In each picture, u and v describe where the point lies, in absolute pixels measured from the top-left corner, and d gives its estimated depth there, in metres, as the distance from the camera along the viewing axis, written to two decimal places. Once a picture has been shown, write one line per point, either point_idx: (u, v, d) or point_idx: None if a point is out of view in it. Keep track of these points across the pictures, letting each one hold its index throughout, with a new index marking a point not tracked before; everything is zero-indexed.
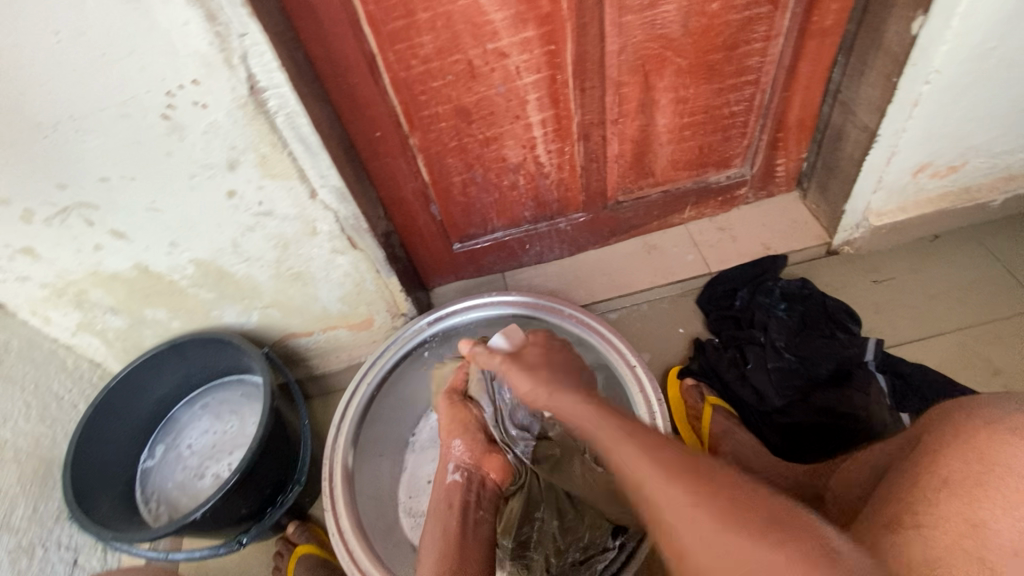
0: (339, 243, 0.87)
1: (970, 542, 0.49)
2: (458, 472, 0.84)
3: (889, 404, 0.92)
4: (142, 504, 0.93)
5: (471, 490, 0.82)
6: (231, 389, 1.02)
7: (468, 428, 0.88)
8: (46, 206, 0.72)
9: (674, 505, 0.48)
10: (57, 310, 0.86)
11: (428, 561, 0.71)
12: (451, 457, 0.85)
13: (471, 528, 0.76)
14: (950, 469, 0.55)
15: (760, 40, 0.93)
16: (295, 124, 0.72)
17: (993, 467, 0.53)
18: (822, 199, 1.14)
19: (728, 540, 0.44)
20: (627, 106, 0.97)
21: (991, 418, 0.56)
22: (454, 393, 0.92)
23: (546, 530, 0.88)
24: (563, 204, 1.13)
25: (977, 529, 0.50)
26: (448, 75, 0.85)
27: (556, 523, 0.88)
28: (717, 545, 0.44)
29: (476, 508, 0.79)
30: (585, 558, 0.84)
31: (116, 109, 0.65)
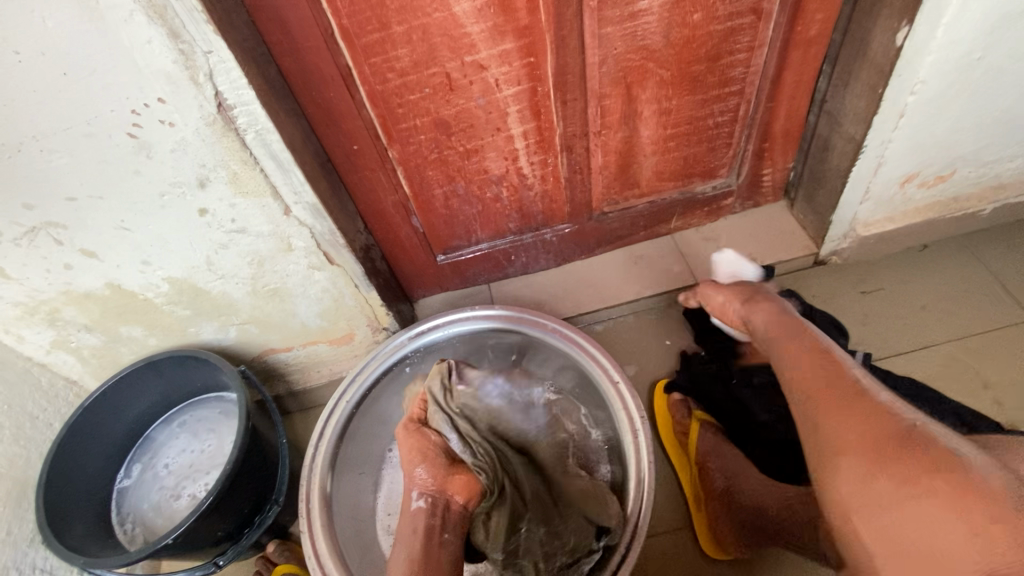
0: (316, 259, 0.86)
1: None
2: (422, 498, 0.80)
3: None
4: (117, 525, 0.91)
5: (436, 515, 0.78)
6: (209, 406, 1.00)
7: (428, 453, 0.85)
8: (13, 225, 0.70)
9: (845, 449, 0.56)
10: (29, 328, 0.84)
11: None
12: (413, 485, 0.81)
13: (435, 550, 0.74)
14: None
15: (744, 51, 0.91)
16: (267, 141, 0.70)
17: None
18: (808, 208, 1.13)
19: (889, 493, 0.52)
20: (610, 118, 0.96)
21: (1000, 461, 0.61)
22: (409, 420, 0.91)
23: (533, 536, 0.87)
24: (548, 216, 1.11)
25: None
26: (426, 88, 0.84)
27: (543, 529, 0.88)
28: (878, 494, 0.53)
29: (441, 532, 0.77)
30: (572, 561, 0.85)
31: (81, 129, 0.63)
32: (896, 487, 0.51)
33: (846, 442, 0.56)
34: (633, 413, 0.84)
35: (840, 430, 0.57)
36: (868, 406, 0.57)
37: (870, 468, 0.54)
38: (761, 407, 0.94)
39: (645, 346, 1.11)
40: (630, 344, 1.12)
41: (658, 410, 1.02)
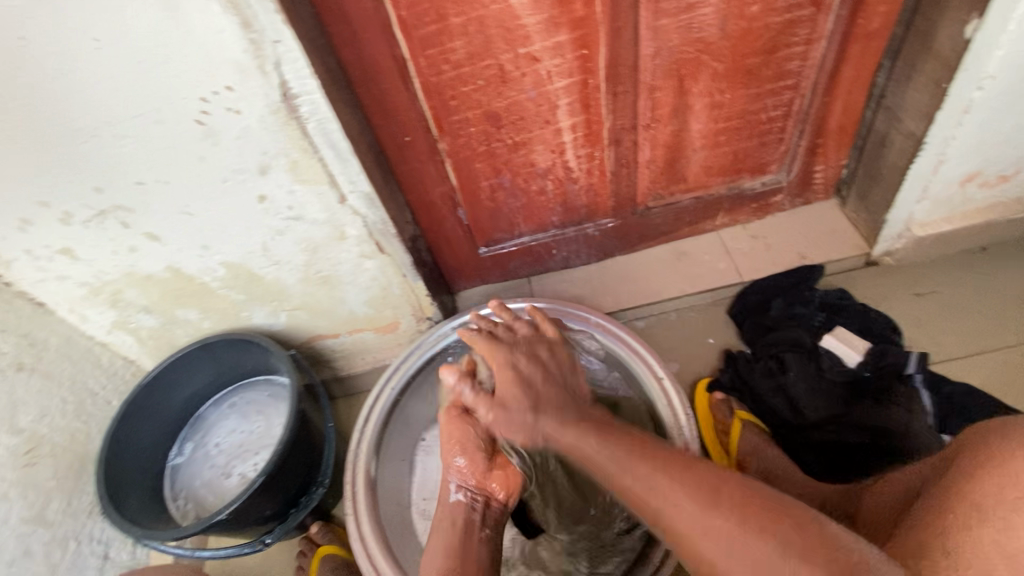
0: (367, 247, 0.87)
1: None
2: (461, 492, 0.72)
3: (932, 424, 0.89)
4: (170, 501, 0.94)
5: (476, 509, 0.70)
6: (259, 388, 1.03)
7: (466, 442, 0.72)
8: (85, 208, 0.74)
9: (650, 498, 0.52)
10: (93, 308, 0.88)
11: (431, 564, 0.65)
12: (450, 477, 0.72)
13: None
14: (982, 494, 0.47)
15: (801, 44, 0.89)
16: (326, 130, 0.71)
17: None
18: (862, 207, 1.10)
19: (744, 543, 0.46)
20: (660, 112, 0.95)
21: None
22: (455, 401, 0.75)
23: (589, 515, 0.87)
24: (592, 210, 1.11)
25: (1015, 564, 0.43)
26: (479, 80, 0.84)
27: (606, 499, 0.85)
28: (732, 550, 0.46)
29: (481, 527, 0.69)
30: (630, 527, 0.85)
31: (153, 115, 0.65)
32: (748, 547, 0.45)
33: (649, 491, 0.52)
34: (677, 411, 0.83)
35: (636, 482, 0.54)
36: (682, 461, 0.54)
37: (689, 511, 0.49)
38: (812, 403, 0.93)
39: (688, 343, 1.10)
40: (673, 341, 1.11)
41: (699, 409, 1.01)
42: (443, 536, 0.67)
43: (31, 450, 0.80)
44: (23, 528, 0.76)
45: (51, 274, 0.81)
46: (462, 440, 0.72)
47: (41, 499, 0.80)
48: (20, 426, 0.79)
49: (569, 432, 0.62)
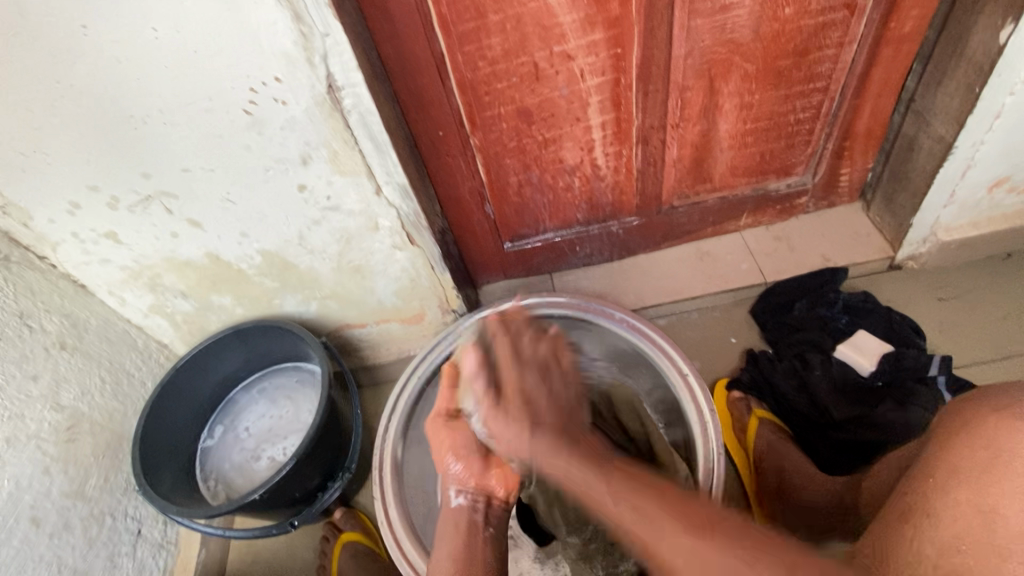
0: (399, 239, 0.89)
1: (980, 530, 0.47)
2: (461, 496, 0.72)
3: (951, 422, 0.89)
4: (201, 481, 0.97)
5: (478, 511, 0.71)
6: (287, 374, 1.05)
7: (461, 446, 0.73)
8: (131, 193, 0.76)
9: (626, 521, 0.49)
10: (132, 292, 0.91)
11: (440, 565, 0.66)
12: (449, 481, 0.73)
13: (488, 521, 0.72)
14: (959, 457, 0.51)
15: (833, 47, 0.90)
16: (367, 123, 0.73)
17: (998, 452, 0.49)
18: (887, 211, 1.10)
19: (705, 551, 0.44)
20: (689, 111, 0.96)
21: (1002, 404, 0.52)
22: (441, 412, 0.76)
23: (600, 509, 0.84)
24: (617, 208, 1.12)
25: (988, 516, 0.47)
26: (513, 77, 0.86)
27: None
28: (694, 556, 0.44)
29: (484, 528, 0.69)
30: None
31: (203, 104, 0.68)
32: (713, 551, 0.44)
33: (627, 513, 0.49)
34: (703, 409, 0.82)
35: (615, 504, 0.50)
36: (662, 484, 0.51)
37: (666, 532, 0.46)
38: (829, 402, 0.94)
39: (709, 342, 1.11)
40: (694, 339, 1.12)
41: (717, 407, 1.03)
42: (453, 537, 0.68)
43: (72, 427, 0.82)
44: (64, 502, 0.78)
45: (95, 257, 0.83)
46: (459, 445, 0.73)
47: (80, 474, 0.82)
48: (63, 403, 0.81)
49: (555, 448, 0.57)
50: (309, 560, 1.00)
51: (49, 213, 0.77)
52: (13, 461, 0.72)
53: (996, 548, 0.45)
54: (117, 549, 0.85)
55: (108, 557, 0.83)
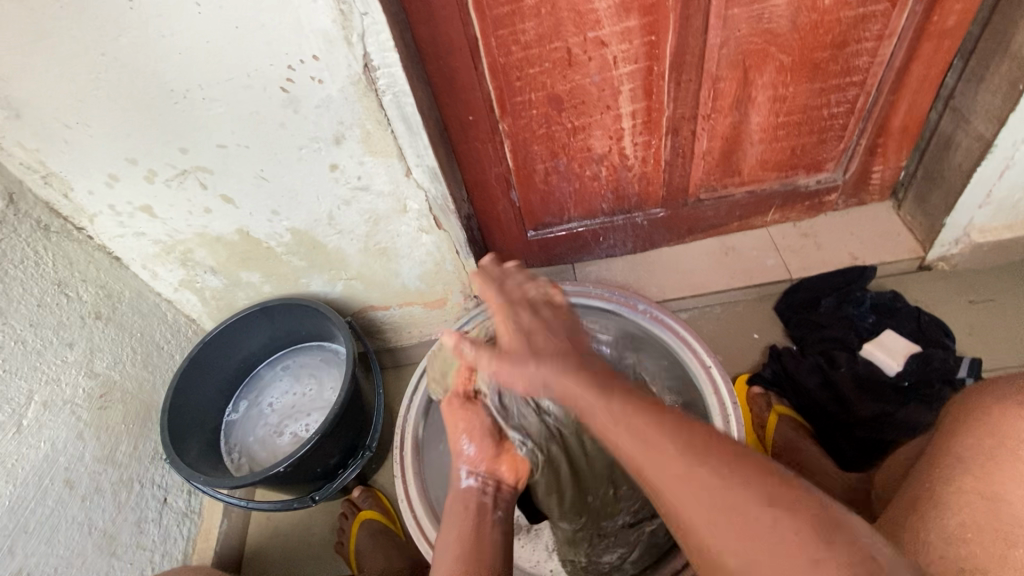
0: (426, 222, 0.90)
1: (986, 516, 0.49)
2: (473, 477, 0.66)
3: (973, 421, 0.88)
4: (225, 454, 0.99)
5: (488, 492, 0.65)
6: (311, 353, 1.07)
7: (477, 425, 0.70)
8: (168, 167, 0.78)
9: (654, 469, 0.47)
10: (164, 266, 0.92)
11: (446, 539, 0.60)
12: (460, 460, 0.68)
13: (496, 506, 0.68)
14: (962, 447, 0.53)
15: (872, 40, 0.88)
16: (401, 104, 0.74)
17: (1007, 442, 0.51)
18: (918, 210, 1.09)
19: (727, 517, 0.42)
20: (721, 102, 0.95)
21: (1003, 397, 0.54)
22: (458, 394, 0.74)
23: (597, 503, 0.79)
24: (643, 199, 1.11)
25: (991, 503, 0.49)
26: (545, 63, 0.86)
27: (609, 492, 0.80)
28: (712, 518, 0.43)
29: (493, 508, 0.63)
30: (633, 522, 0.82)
31: (241, 80, 0.69)
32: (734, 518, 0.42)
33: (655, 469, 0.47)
34: (725, 400, 0.82)
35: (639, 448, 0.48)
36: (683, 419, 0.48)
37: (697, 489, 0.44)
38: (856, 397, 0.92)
39: (732, 337, 1.10)
40: (716, 333, 1.11)
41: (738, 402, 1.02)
42: (459, 520, 0.61)
43: (104, 394, 0.85)
44: (96, 466, 0.81)
45: (130, 230, 0.86)
46: (473, 427, 0.70)
47: (111, 441, 0.84)
48: (96, 370, 0.84)
49: (569, 376, 0.55)
50: (327, 536, 1.02)
51: (88, 185, 0.79)
52: (49, 424, 0.75)
53: (999, 532, 0.47)
54: (144, 515, 0.88)
55: (135, 522, 0.85)
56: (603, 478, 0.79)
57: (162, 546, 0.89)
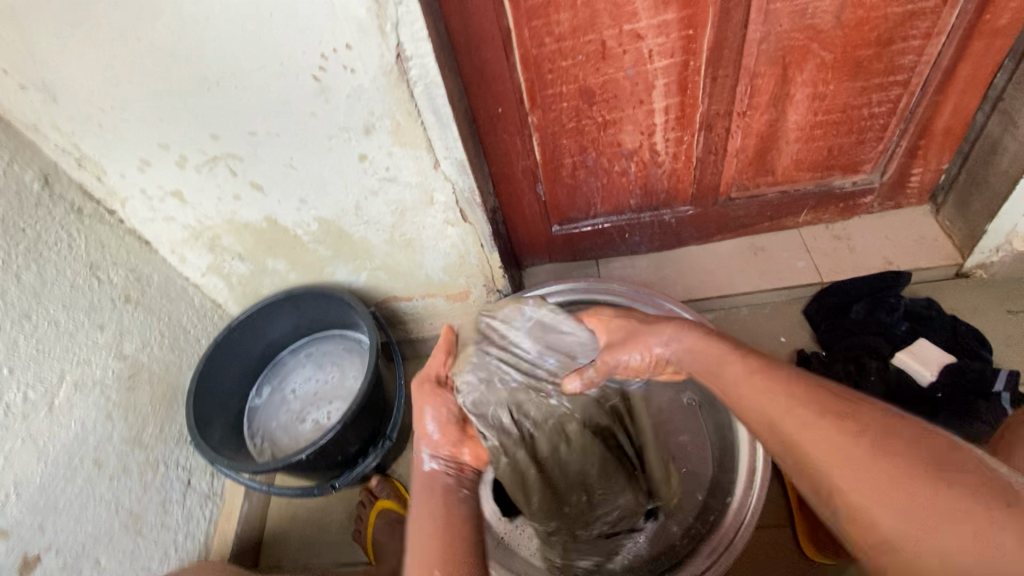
0: (452, 215, 0.89)
1: None
2: (437, 461, 0.64)
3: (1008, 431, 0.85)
4: (248, 438, 1.00)
5: (450, 475, 0.63)
6: (334, 341, 1.07)
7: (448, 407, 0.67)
8: (200, 154, 0.78)
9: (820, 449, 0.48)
10: (192, 251, 0.93)
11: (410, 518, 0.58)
12: (424, 441, 0.66)
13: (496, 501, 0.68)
14: None
15: (920, 38, 0.85)
16: (433, 95, 0.73)
17: None
18: (959, 215, 1.05)
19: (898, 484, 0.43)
20: (758, 99, 0.93)
21: None
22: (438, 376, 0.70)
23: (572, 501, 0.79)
24: (672, 196, 1.09)
25: None
26: (579, 55, 0.84)
27: (589, 498, 0.79)
28: (887, 488, 0.43)
29: (457, 491, 0.61)
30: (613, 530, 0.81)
31: (274, 68, 0.68)
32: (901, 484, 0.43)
33: (821, 451, 0.48)
34: None
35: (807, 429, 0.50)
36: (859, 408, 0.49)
37: (869, 467, 0.45)
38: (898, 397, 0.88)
39: (758, 340, 1.08)
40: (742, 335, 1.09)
41: None
42: (425, 509, 0.58)
43: (133, 376, 0.86)
44: (123, 447, 0.82)
45: (161, 214, 0.86)
46: (443, 409, 0.67)
47: (138, 423, 0.86)
48: (125, 353, 0.85)
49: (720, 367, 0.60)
50: (345, 523, 1.02)
51: (121, 169, 0.80)
52: (80, 404, 0.76)
53: None
54: (168, 496, 0.89)
55: (160, 503, 0.87)
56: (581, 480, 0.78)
57: (185, 527, 0.91)
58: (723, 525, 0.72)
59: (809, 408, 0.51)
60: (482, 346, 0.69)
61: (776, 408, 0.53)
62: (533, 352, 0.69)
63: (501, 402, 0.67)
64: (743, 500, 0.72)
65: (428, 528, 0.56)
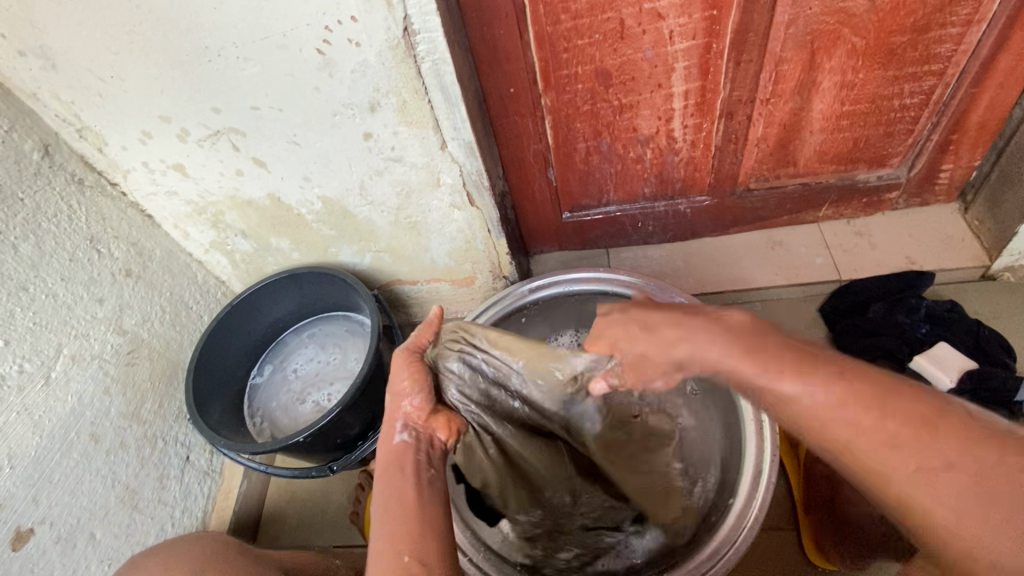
0: (459, 198, 0.87)
1: None
2: (407, 432, 0.60)
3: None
4: (248, 417, 0.99)
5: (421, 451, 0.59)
6: (337, 323, 1.06)
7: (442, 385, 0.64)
8: (201, 127, 0.76)
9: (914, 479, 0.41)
10: (195, 226, 0.92)
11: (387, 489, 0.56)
12: (400, 414, 0.61)
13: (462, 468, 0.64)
14: None
15: (959, 25, 0.80)
16: (440, 71, 0.70)
17: None
18: (989, 214, 1.00)
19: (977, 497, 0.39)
20: (782, 86, 0.88)
21: None
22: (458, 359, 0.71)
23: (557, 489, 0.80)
24: (688, 185, 1.05)
25: None
26: (596, 34, 0.80)
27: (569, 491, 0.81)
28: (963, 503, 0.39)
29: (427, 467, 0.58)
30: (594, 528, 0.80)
31: (276, 40, 0.66)
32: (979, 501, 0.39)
33: (906, 473, 0.42)
34: None
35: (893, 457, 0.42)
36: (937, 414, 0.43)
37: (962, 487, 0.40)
38: None
39: None
40: None
41: None
42: (399, 486, 0.56)
43: (132, 351, 0.85)
44: (120, 422, 0.82)
45: (163, 188, 0.85)
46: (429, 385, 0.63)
47: (137, 398, 0.85)
48: (125, 328, 0.84)
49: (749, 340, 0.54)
50: (343, 504, 1.02)
51: (122, 140, 0.78)
52: (77, 377, 0.76)
53: None
54: (167, 471, 0.89)
55: (157, 478, 0.86)
56: (560, 477, 0.80)
57: (183, 503, 0.91)
58: (725, 524, 0.70)
59: (876, 411, 0.43)
60: (472, 341, 0.72)
61: (844, 429, 0.44)
62: (519, 370, 0.74)
63: (480, 399, 0.73)
64: (748, 495, 0.70)
65: (395, 510, 0.54)
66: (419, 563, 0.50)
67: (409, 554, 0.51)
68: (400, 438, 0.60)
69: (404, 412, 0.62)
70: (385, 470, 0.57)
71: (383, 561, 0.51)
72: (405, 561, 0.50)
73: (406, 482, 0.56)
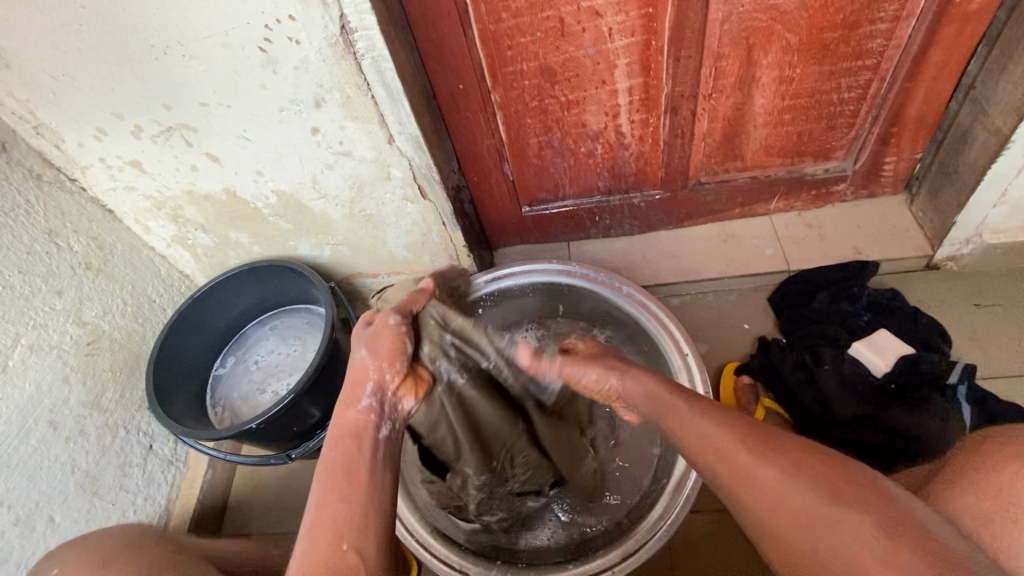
0: (411, 191, 0.89)
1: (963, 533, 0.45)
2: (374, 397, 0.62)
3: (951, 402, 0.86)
4: (210, 407, 1.02)
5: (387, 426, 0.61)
6: (299, 315, 1.09)
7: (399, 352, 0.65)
8: (153, 123, 0.78)
9: (815, 533, 0.46)
10: (155, 221, 0.95)
11: (334, 496, 0.54)
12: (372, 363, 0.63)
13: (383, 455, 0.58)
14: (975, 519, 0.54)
15: (888, 21, 0.83)
16: (381, 68, 0.72)
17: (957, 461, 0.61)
18: (930, 205, 1.03)
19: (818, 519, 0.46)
20: (723, 81, 0.91)
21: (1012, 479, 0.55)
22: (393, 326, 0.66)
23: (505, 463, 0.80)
24: (640, 179, 1.08)
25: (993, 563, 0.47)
26: (537, 32, 0.83)
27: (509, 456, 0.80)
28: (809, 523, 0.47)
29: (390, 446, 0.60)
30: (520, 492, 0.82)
31: (219, 39, 0.68)
32: (816, 508, 0.47)
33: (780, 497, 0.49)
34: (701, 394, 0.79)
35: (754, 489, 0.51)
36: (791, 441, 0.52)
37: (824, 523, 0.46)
38: (850, 394, 0.89)
39: (722, 327, 1.07)
40: (708, 324, 1.08)
41: (723, 391, 0.99)
42: (341, 460, 0.57)
43: (92, 342, 0.88)
44: (80, 410, 0.84)
45: (121, 183, 0.88)
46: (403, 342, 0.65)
47: (97, 387, 0.88)
48: (85, 319, 0.87)
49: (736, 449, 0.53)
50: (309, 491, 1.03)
51: (77, 137, 0.81)
52: (35, 366, 0.78)
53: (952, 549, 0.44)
54: (129, 459, 0.91)
55: (118, 466, 0.89)
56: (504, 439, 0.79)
57: (145, 490, 0.94)
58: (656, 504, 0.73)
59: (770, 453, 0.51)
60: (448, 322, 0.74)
61: (752, 472, 0.51)
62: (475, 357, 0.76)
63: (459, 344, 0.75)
64: (676, 487, 0.73)
65: (333, 499, 0.54)
66: (359, 555, 0.50)
67: (348, 542, 0.51)
68: (366, 403, 0.61)
69: (378, 377, 0.63)
70: (336, 442, 0.58)
71: (321, 548, 0.51)
72: (343, 549, 0.51)
73: (347, 458, 0.57)
